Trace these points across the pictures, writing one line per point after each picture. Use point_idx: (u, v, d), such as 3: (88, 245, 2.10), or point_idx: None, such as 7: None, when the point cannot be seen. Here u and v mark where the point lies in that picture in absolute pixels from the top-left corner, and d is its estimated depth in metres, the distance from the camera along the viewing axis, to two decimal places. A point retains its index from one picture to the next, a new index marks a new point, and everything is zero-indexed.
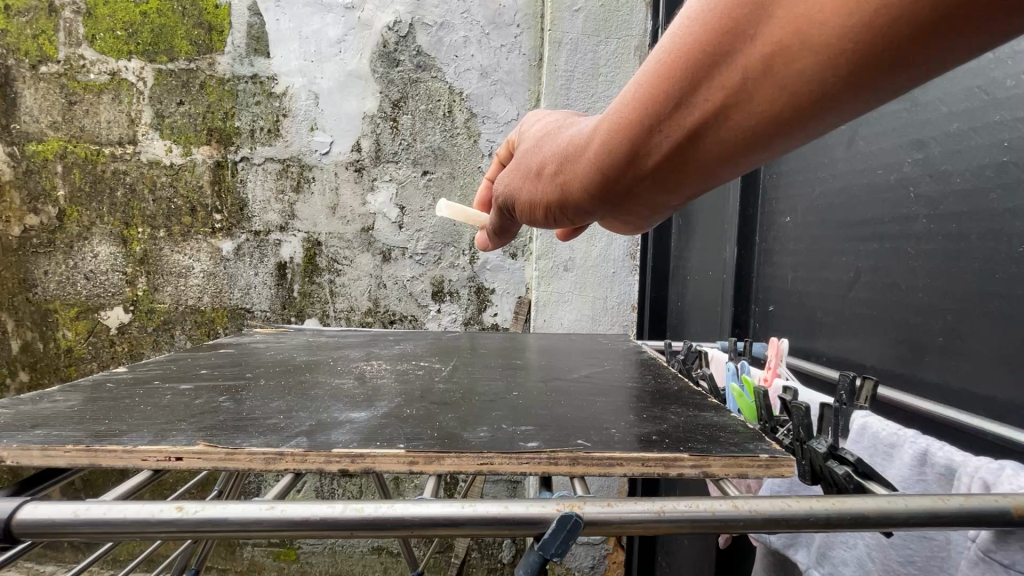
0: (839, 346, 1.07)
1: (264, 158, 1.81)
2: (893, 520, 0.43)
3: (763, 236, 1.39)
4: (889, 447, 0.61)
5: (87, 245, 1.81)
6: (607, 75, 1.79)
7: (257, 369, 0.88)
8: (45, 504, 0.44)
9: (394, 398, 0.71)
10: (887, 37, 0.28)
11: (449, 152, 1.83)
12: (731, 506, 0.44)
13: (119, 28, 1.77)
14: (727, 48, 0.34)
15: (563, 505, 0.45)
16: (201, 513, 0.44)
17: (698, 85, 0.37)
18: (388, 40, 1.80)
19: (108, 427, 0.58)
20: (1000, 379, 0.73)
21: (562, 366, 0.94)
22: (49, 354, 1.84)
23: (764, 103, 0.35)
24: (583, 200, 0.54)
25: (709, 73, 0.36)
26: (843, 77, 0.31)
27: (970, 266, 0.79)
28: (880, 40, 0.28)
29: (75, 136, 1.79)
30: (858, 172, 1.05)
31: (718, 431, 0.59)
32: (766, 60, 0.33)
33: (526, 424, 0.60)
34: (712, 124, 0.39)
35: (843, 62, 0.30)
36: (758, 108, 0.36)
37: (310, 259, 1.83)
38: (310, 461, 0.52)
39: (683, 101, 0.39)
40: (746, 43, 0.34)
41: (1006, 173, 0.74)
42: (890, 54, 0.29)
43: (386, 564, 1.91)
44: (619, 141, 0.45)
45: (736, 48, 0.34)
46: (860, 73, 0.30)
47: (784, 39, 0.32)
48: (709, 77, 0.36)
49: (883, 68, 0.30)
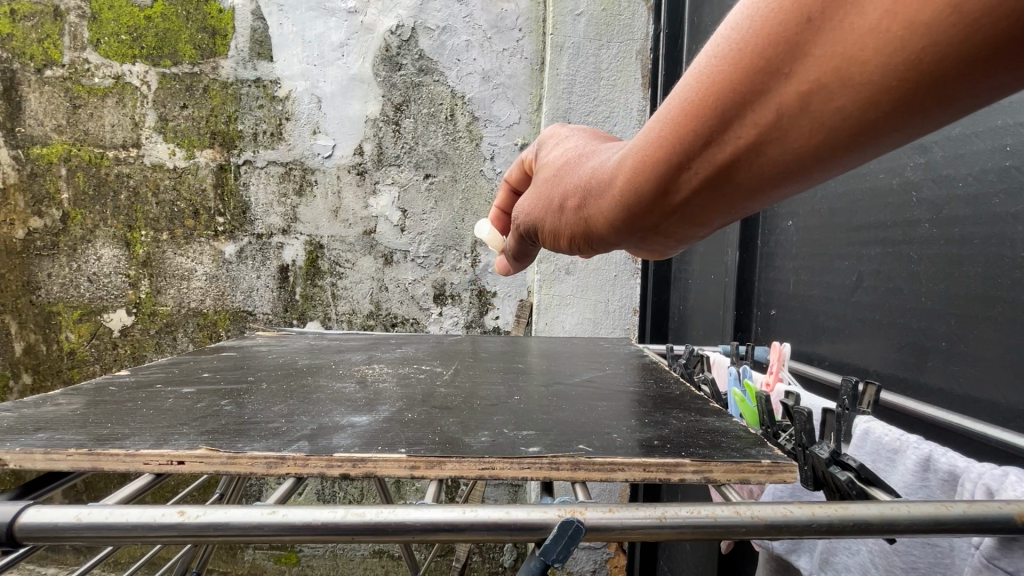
0: (841, 350, 1.06)
1: (267, 161, 1.82)
2: (897, 527, 0.43)
3: (764, 241, 1.39)
4: (891, 453, 0.61)
5: (90, 248, 1.82)
6: (608, 79, 1.80)
7: (259, 372, 0.89)
8: (48, 508, 0.45)
9: (395, 403, 0.71)
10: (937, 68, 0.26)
11: (452, 156, 1.83)
12: (733, 512, 0.44)
13: (123, 32, 1.78)
14: (761, 87, 0.33)
15: (565, 511, 0.45)
16: (202, 518, 0.44)
17: (729, 124, 0.35)
18: (391, 44, 1.80)
19: (110, 431, 0.58)
20: (1004, 385, 0.73)
21: (564, 370, 0.93)
22: (52, 356, 1.85)
23: (806, 137, 0.33)
24: (607, 231, 0.53)
25: (741, 111, 0.34)
26: (890, 111, 0.29)
27: (973, 271, 0.79)
28: (929, 72, 0.27)
29: (80, 140, 1.80)
30: (860, 176, 1.04)
31: (719, 436, 0.58)
32: (804, 98, 0.31)
33: (528, 429, 0.60)
34: (749, 160, 0.36)
35: (889, 98, 0.29)
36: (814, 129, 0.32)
37: (313, 262, 1.83)
38: (312, 465, 0.52)
39: (712, 139, 0.37)
40: (780, 82, 0.32)
41: (1009, 178, 0.74)
42: (938, 85, 0.27)
43: (387, 568, 1.91)
44: (647, 179, 0.43)
45: (771, 86, 0.32)
46: (909, 104, 0.29)
47: (820, 78, 0.30)
48: (740, 118, 0.35)
49: (921, 98, 0.28)
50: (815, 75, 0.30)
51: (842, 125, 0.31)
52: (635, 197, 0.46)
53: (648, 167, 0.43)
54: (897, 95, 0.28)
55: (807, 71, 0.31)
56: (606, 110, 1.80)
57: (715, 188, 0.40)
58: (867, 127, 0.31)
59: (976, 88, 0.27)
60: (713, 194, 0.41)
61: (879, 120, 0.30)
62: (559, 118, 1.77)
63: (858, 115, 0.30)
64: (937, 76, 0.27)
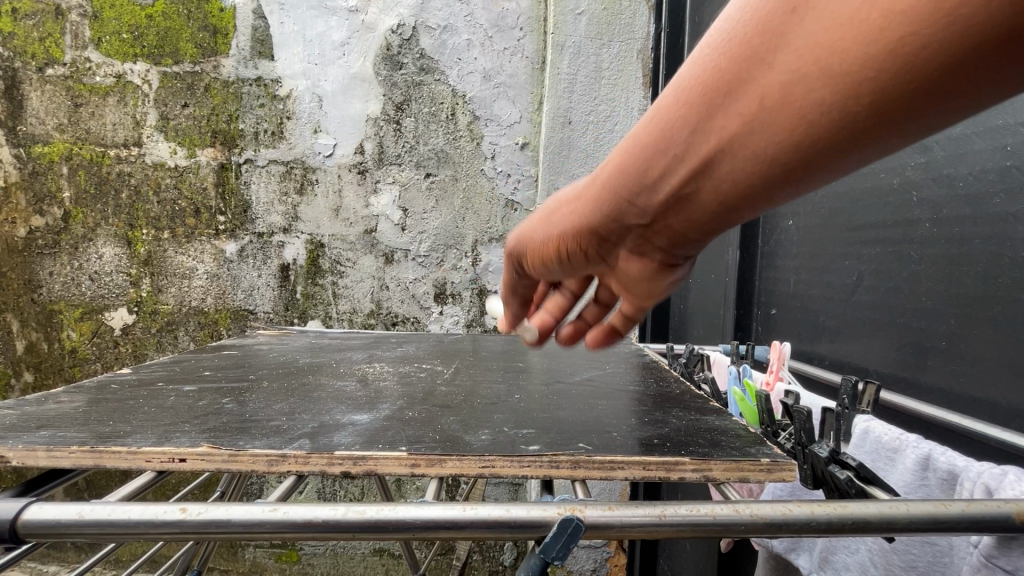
0: (842, 350, 1.06)
1: (268, 160, 1.82)
2: (895, 525, 0.43)
3: (765, 240, 1.39)
4: (891, 452, 0.61)
5: (92, 246, 1.82)
6: (609, 78, 1.80)
7: (260, 371, 0.89)
8: (50, 504, 0.45)
9: (396, 401, 0.71)
10: (934, 55, 0.23)
11: (453, 155, 1.83)
12: (732, 510, 0.44)
13: (124, 31, 1.78)
14: (741, 79, 0.29)
15: (564, 509, 0.45)
16: (203, 515, 0.44)
17: (702, 122, 0.32)
18: (391, 43, 1.80)
19: (112, 429, 0.58)
20: (1004, 384, 0.73)
21: (565, 369, 0.94)
22: (54, 354, 1.85)
23: (786, 139, 0.29)
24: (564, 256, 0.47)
25: (716, 106, 0.31)
26: (880, 108, 0.26)
27: (973, 271, 0.79)
28: (924, 60, 0.24)
29: (81, 138, 1.80)
30: (861, 176, 1.04)
31: (719, 434, 0.59)
32: (784, 91, 0.28)
33: (529, 427, 0.61)
34: (721, 166, 0.32)
35: (879, 92, 0.26)
36: (793, 130, 0.29)
37: (314, 261, 1.84)
38: (313, 463, 0.52)
39: (684, 140, 0.33)
40: (760, 72, 0.29)
41: (1009, 177, 0.74)
42: (931, 77, 0.24)
43: (387, 566, 1.91)
44: (609, 188, 0.39)
45: (749, 77, 0.29)
46: (898, 101, 0.26)
47: (804, 67, 0.27)
48: (714, 115, 0.31)
49: (912, 95, 0.25)
50: (797, 67, 0.27)
51: (828, 124, 0.28)
52: (597, 213, 0.41)
53: (613, 176, 0.38)
54: (887, 88, 0.25)
55: (792, 60, 0.27)
56: (607, 110, 1.80)
57: (683, 201, 0.35)
58: (851, 128, 0.27)
59: (975, 80, 0.24)
60: (679, 210, 0.36)
61: (866, 121, 0.27)
62: (560, 117, 1.77)
63: (843, 113, 0.27)
64: (934, 65, 0.24)
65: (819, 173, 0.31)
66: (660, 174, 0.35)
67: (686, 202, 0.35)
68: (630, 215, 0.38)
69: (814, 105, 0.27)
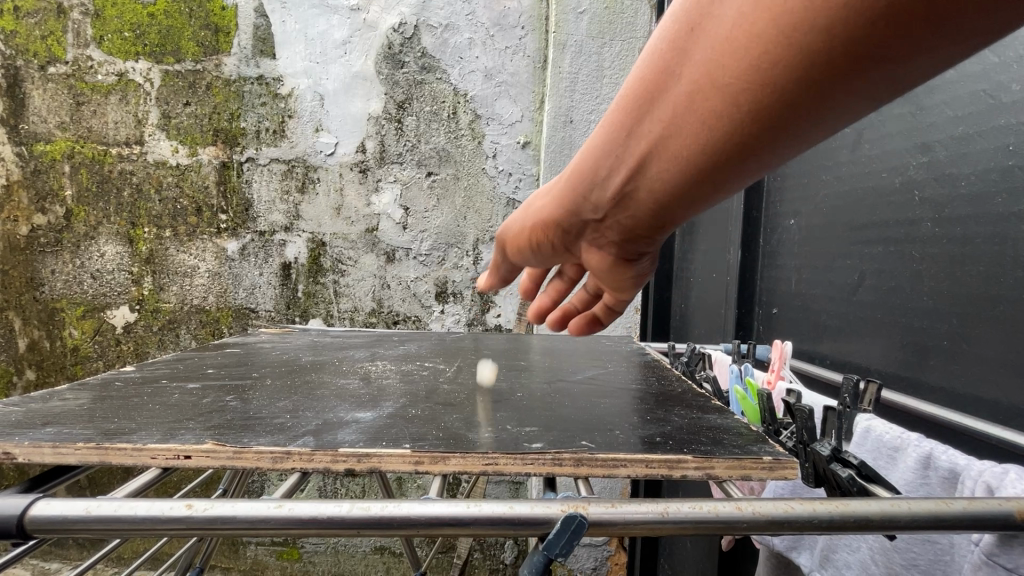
0: (843, 349, 1.06)
1: (270, 159, 1.82)
2: (897, 523, 0.43)
3: (766, 239, 1.39)
4: (892, 450, 0.61)
5: (94, 244, 1.83)
6: (611, 77, 1.80)
7: (263, 368, 0.89)
8: (56, 500, 0.45)
9: (399, 399, 0.72)
10: (809, 63, 0.28)
11: (454, 154, 1.83)
12: (734, 508, 0.45)
13: (126, 29, 1.78)
14: (662, 86, 0.35)
15: (568, 506, 0.45)
16: (209, 511, 0.44)
17: (639, 122, 0.37)
18: (393, 42, 1.80)
19: (117, 426, 0.59)
20: (1005, 383, 0.73)
21: (567, 368, 0.94)
22: (56, 352, 1.86)
23: (702, 137, 0.34)
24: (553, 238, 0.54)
25: (646, 109, 0.36)
26: (774, 105, 0.31)
27: (975, 270, 0.79)
28: (805, 68, 0.28)
29: (83, 137, 1.81)
30: (862, 176, 1.04)
31: (721, 433, 0.59)
32: (691, 95, 0.33)
33: (531, 425, 0.61)
34: (655, 161, 0.38)
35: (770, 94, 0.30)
36: (705, 128, 0.34)
37: (315, 259, 1.84)
38: (317, 460, 0.52)
39: (626, 139, 0.39)
40: (675, 80, 0.34)
41: (1011, 177, 0.74)
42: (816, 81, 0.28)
43: (388, 564, 1.91)
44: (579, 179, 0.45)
45: (668, 85, 0.34)
46: (789, 99, 0.30)
47: (703, 77, 0.32)
48: (647, 116, 0.37)
49: (802, 94, 0.29)
50: (698, 76, 0.32)
51: (728, 127, 0.33)
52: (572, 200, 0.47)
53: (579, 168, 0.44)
54: (776, 91, 0.30)
55: (692, 76, 0.33)
56: (609, 109, 1.80)
57: (632, 189, 0.41)
58: (756, 124, 0.32)
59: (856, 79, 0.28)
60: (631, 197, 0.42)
61: (765, 116, 0.31)
62: (562, 116, 1.77)
63: (742, 114, 0.32)
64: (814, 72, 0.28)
65: (739, 163, 0.35)
66: (614, 166, 0.41)
67: (637, 190, 0.41)
68: (596, 201, 0.45)
69: (710, 114, 0.33)
